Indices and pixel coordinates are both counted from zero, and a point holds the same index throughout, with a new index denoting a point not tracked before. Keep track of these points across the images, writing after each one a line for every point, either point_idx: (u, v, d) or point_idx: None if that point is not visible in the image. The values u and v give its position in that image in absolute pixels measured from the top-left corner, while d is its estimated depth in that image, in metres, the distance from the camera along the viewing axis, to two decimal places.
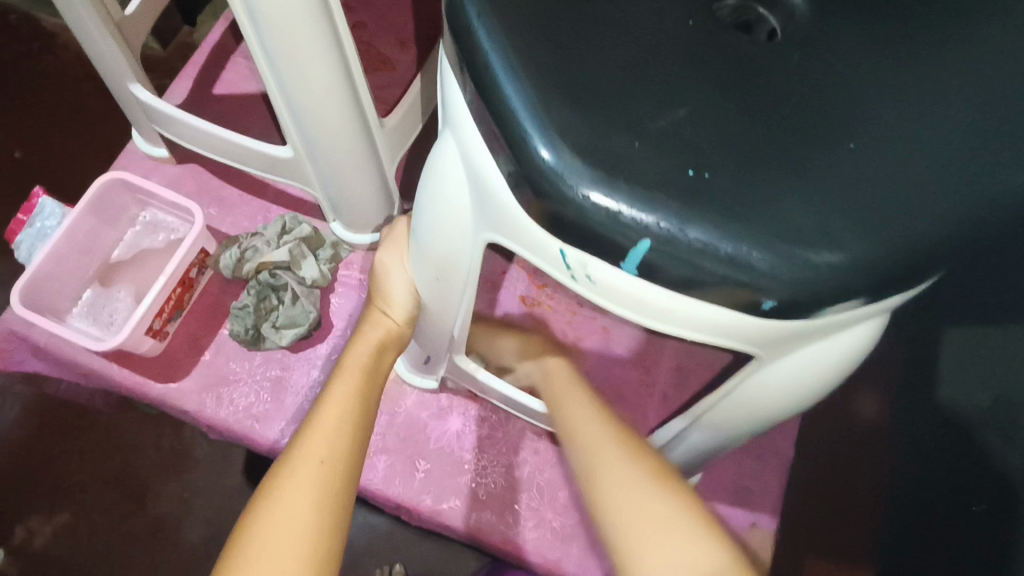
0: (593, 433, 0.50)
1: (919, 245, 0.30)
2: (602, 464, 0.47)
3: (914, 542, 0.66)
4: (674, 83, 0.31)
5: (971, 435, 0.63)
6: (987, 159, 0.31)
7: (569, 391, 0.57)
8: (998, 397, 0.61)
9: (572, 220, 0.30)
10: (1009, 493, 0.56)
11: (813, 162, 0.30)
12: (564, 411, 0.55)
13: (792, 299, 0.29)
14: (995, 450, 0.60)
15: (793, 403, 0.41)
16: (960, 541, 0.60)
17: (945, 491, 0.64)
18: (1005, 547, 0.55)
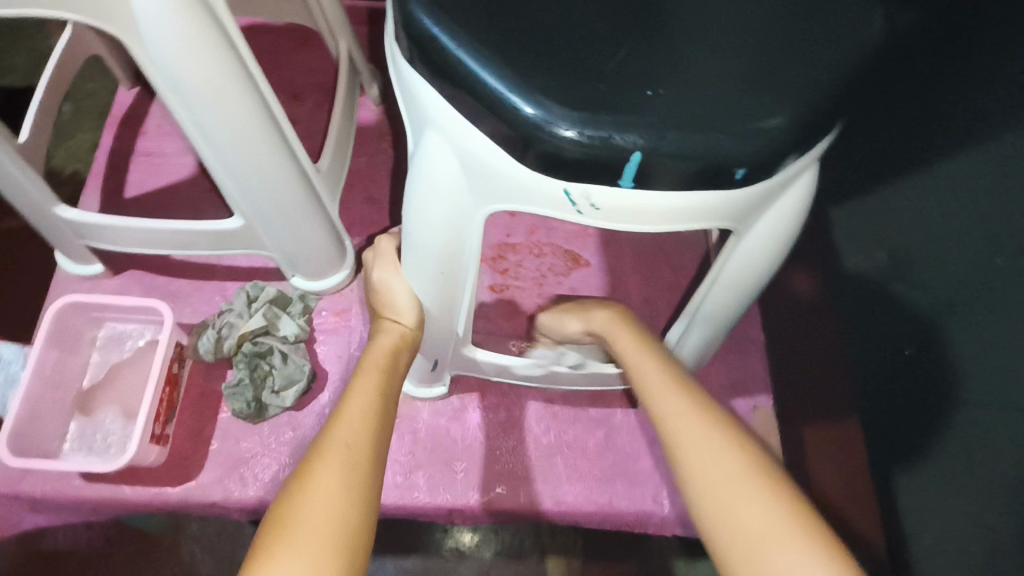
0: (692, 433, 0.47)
1: (833, 94, 0.38)
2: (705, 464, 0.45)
3: (872, 386, 0.77)
4: (609, 32, 0.38)
5: (881, 288, 0.77)
6: (855, 15, 0.40)
7: (666, 391, 0.51)
8: (893, 251, 0.75)
9: (572, 157, 0.37)
10: (926, 326, 0.69)
11: (733, 58, 0.38)
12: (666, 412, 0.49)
13: (756, 164, 0.37)
14: (903, 294, 0.73)
15: (768, 267, 0.49)
16: (906, 375, 0.72)
17: (880, 336, 0.76)
18: (938, 368, 0.67)
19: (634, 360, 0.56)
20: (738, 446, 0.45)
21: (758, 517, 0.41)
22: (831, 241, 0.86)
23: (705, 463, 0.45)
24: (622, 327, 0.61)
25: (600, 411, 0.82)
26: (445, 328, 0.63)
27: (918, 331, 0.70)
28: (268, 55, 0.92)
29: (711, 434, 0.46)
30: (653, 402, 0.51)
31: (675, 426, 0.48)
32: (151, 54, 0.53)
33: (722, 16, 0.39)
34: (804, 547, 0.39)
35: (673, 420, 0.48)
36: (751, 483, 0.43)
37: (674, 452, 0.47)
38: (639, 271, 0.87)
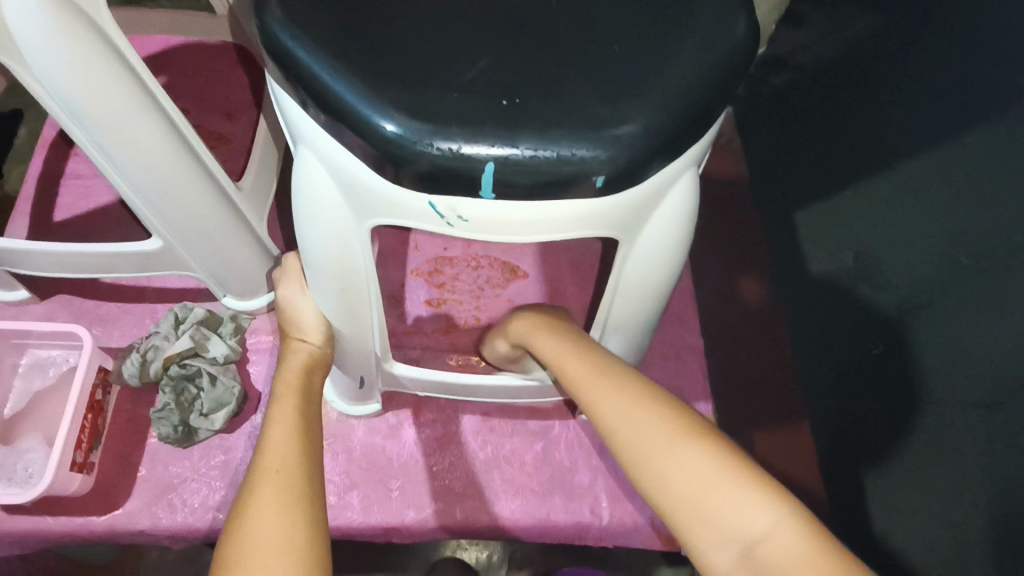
0: (612, 406, 0.45)
1: (693, 98, 0.38)
2: (631, 433, 0.43)
3: (841, 393, 0.76)
4: (468, 45, 0.38)
5: (844, 289, 0.75)
6: (717, 20, 0.40)
7: (584, 373, 0.50)
8: (857, 254, 0.74)
9: (428, 170, 0.36)
10: (892, 326, 0.67)
11: (589, 68, 0.38)
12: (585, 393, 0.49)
13: (615, 172, 0.37)
14: (868, 296, 0.71)
15: (663, 275, 0.49)
16: (872, 379, 0.70)
17: (845, 340, 0.75)
18: (910, 371, 0.65)
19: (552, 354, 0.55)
20: (661, 406, 0.44)
21: (692, 470, 0.39)
22: (795, 245, 0.87)
23: (629, 432, 0.43)
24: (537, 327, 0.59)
25: (538, 423, 0.81)
26: (359, 346, 0.62)
27: (886, 333, 0.68)
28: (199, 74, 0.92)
29: (632, 403, 0.45)
30: (581, 388, 0.50)
31: (598, 401, 0.47)
32: (42, 80, 0.52)
33: (586, 25, 0.39)
34: (744, 493, 0.38)
35: (600, 402, 0.47)
36: (678, 439, 0.41)
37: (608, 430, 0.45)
38: (576, 280, 0.87)
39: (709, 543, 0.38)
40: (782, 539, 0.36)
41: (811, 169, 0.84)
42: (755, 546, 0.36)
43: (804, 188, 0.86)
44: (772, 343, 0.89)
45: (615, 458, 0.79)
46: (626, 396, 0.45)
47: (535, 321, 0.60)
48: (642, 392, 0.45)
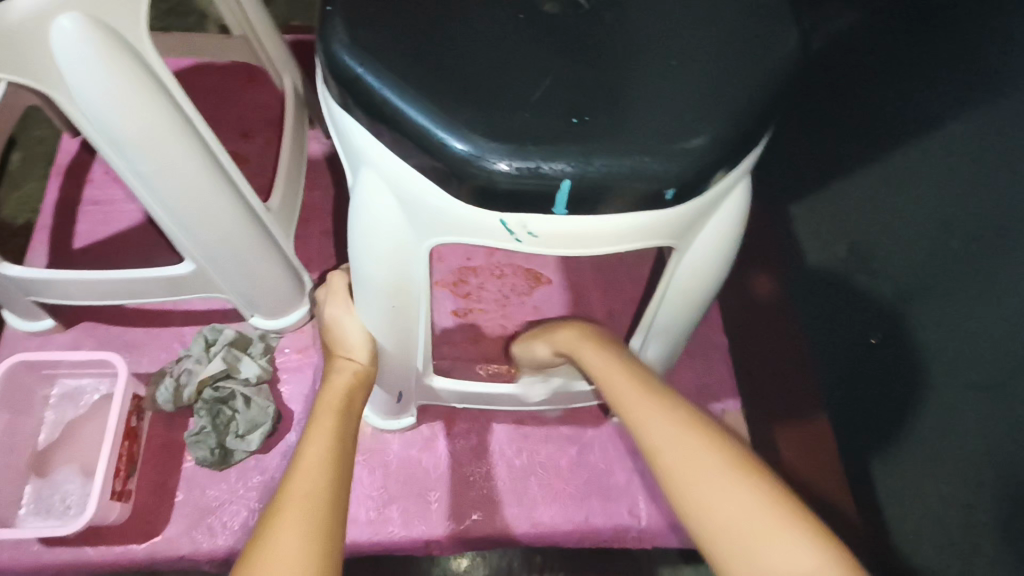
0: (661, 435, 0.46)
1: (754, 108, 0.39)
2: (686, 463, 0.43)
3: (854, 383, 0.73)
4: (532, 64, 0.39)
5: (848, 281, 0.74)
6: (768, 32, 0.41)
7: (633, 397, 0.50)
8: (853, 246, 0.73)
9: (503, 188, 0.37)
10: (897, 318, 0.66)
11: (652, 83, 0.39)
12: (632, 417, 0.49)
13: (684, 183, 0.38)
14: (868, 288, 0.71)
15: (714, 279, 0.50)
16: (883, 368, 0.68)
17: (851, 328, 0.73)
18: (921, 359, 0.63)
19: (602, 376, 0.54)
20: (718, 445, 0.44)
21: (746, 514, 0.40)
22: (793, 238, 0.86)
23: (683, 463, 0.43)
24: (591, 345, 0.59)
25: (571, 428, 0.82)
26: (404, 361, 0.62)
27: (887, 326, 0.67)
28: (213, 95, 0.92)
29: (689, 437, 0.44)
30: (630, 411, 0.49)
31: (645, 428, 0.47)
32: (83, 107, 0.52)
33: (642, 41, 0.40)
34: (798, 541, 0.38)
35: (650, 430, 0.46)
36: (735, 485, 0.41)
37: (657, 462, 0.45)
38: (599, 285, 0.88)
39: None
40: None
41: (806, 162, 0.83)
42: None
43: (798, 181, 0.85)
44: (780, 337, 0.86)
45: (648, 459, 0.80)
46: (677, 426, 0.46)
47: (584, 339, 0.60)
48: (694, 425, 0.46)
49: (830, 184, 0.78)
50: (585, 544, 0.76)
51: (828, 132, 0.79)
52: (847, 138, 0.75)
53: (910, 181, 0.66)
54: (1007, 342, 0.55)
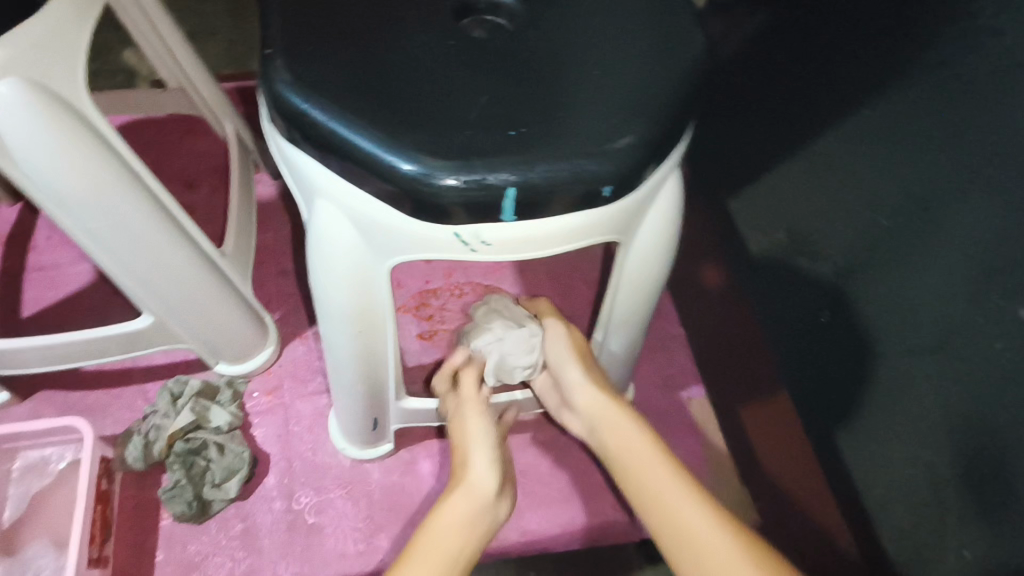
0: (644, 476, 0.50)
1: (673, 105, 0.43)
2: (662, 505, 0.48)
3: (808, 355, 0.76)
4: (467, 85, 0.42)
5: (787, 265, 0.78)
6: (676, 35, 0.45)
7: (621, 437, 0.54)
8: (789, 230, 0.77)
9: (454, 202, 0.40)
10: (840, 295, 0.70)
11: (579, 91, 0.42)
12: (621, 458, 0.53)
13: (620, 180, 0.41)
14: (808, 267, 0.75)
15: (661, 268, 0.54)
16: (837, 341, 0.71)
17: (801, 304, 0.76)
18: (863, 329, 0.67)
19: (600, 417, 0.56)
20: (705, 504, 0.47)
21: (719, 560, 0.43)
22: (732, 227, 0.89)
23: (662, 505, 0.48)
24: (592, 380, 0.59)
25: (546, 434, 0.83)
26: (377, 386, 0.64)
27: (832, 300, 0.71)
28: (153, 149, 0.92)
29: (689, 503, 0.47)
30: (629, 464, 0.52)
31: (631, 466, 0.51)
32: (28, 171, 0.52)
33: (564, 56, 0.44)
34: None
35: (649, 484, 0.49)
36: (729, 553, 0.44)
37: (658, 520, 0.48)
38: (557, 292, 0.91)
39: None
40: None
41: (739, 152, 0.87)
42: None
43: (733, 175, 0.89)
44: (735, 322, 0.90)
45: None
46: (657, 468, 0.50)
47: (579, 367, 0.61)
48: (673, 467, 0.50)
49: (761, 173, 0.82)
50: (575, 546, 0.77)
51: (755, 121, 0.83)
52: (773, 127, 0.79)
53: (832, 162, 0.71)
54: (939, 308, 0.58)
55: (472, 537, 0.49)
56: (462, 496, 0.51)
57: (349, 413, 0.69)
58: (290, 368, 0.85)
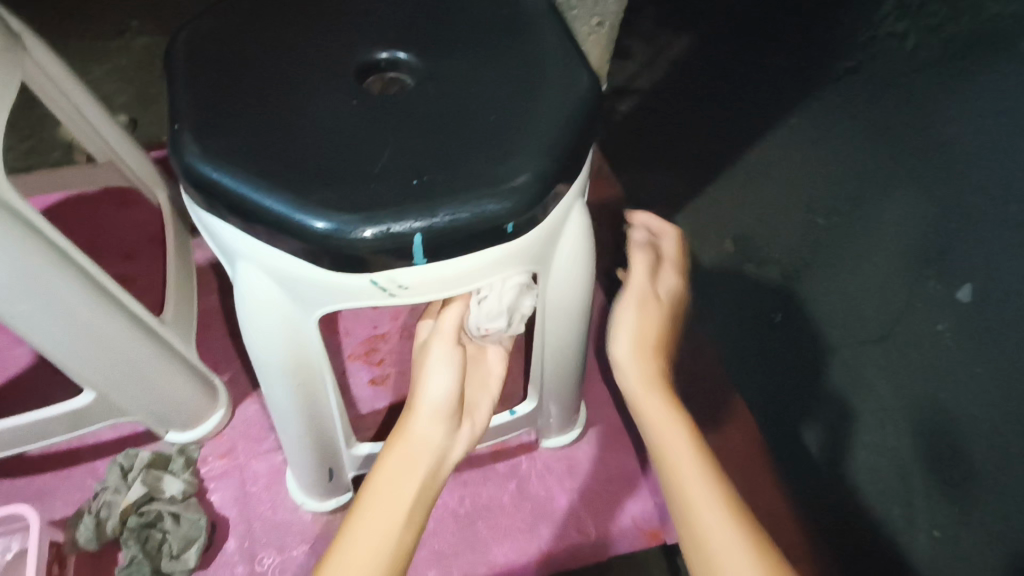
0: (691, 484, 0.49)
1: (564, 142, 0.46)
2: (707, 526, 0.47)
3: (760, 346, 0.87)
4: (369, 141, 0.44)
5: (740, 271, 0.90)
6: (563, 78, 0.49)
7: (673, 443, 0.52)
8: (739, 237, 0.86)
9: (365, 252, 0.42)
10: None
11: (476, 137, 0.45)
12: (670, 460, 0.51)
13: (521, 216, 0.44)
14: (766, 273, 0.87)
15: (581, 293, 0.56)
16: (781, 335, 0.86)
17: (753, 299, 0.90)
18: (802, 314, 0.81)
19: (641, 399, 0.55)
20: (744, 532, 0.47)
21: None
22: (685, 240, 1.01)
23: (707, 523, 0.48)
24: (644, 370, 0.56)
25: (506, 464, 0.85)
26: (325, 436, 0.64)
27: (783, 299, 0.87)
28: (88, 223, 0.92)
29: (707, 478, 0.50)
30: (665, 440, 0.52)
31: (678, 471, 0.50)
32: None
33: (461, 106, 0.47)
34: None
35: (677, 458, 0.51)
36: (729, 526, 0.47)
37: (671, 489, 0.50)
38: None
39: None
40: None
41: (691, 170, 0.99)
42: None
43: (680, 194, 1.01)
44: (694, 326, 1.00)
45: (584, 475, 0.84)
46: (707, 488, 0.49)
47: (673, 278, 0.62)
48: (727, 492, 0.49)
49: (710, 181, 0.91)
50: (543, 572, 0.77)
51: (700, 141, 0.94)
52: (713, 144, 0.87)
53: None
54: None
55: (420, 483, 0.49)
56: (410, 444, 0.51)
57: (301, 467, 0.69)
58: (244, 429, 0.85)
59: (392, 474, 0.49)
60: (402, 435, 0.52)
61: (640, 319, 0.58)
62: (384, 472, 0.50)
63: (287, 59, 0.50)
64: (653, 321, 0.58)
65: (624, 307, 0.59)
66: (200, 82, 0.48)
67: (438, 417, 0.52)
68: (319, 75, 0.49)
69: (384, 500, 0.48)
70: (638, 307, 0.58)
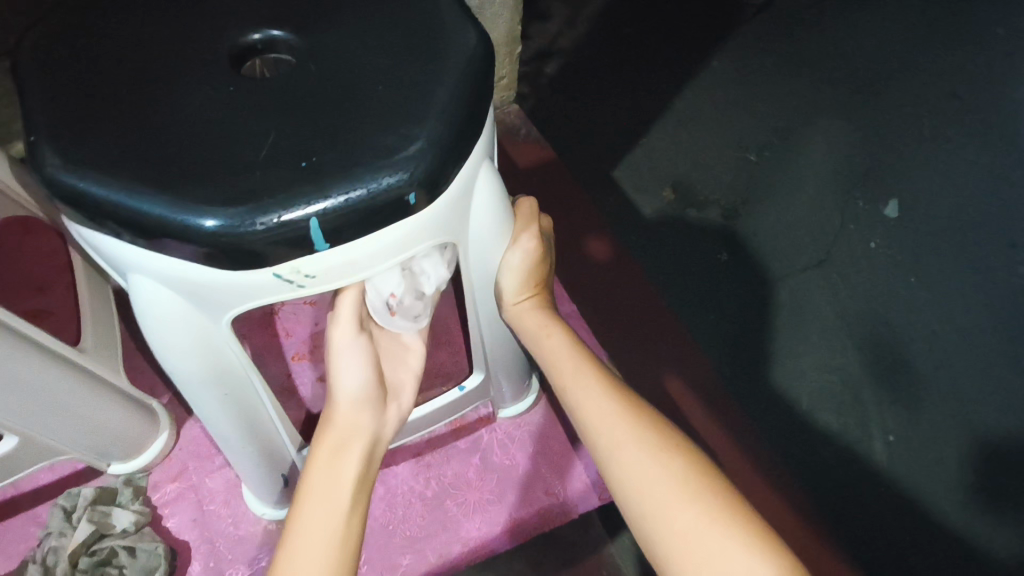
0: (582, 385, 0.53)
1: (457, 103, 0.44)
2: (600, 415, 0.51)
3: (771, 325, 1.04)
4: (250, 128, 0.42)
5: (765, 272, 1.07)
6: (450, 36, 0.47)
7: (563, 357, 0.55)
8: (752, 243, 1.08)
9: (262, 245, 0.40)
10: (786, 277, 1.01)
11: (364, 109, 0.43)
12: (562, 379, 0.54)
13: (421, 186, 0.42)
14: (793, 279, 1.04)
15: (497, 258, 0.55)
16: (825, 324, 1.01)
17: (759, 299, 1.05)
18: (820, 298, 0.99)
19: (530, 332, 0.57)
20: (638, 417, 0.50)
21: (648, 470, 0.47)
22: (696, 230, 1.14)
23: (600, 414, 0.51)
24: (530, 309, 0.58)
25: (467, 440, 0.84)
26: (268, 441, 0.62)
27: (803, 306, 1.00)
28: None
29: (589, 383, 0.53)
30: (553, 367, 0.55)
31: (567, 380, 0.54)
32: None
33: (348, 78, 0.45)
34: (690, 496, 0.45)
35: (565, 376, 0.54)
36: (621, 417, 0.50)
37: (569, 402, 0.53)
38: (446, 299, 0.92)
39: (624, 499, 0.47)
40: (704, 535, 0.44)
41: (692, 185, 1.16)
42: (676, 538, 0.44)
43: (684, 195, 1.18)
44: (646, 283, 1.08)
45: (545, 440, 0.84)
46: (599, 386, 0.52)
47: (534, 247, 0.56)
48: (618, 387, 0.53)
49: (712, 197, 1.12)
50: (518, 540, 0.78)
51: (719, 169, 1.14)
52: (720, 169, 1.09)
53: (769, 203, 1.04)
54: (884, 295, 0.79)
55: (357, 464, 0.53)
56: (339, 429, 0.55)
57: (250, 476, 0.67)
58: (191, 448, 0.82)
59: (329, 463, 0.53)
60: (326, 432, 0.55)
61: (529, 259, 0.56)
62: (320, 465, 0.53)
63: (156, 52, 0.46)
64: (538, 257, 0.57)
65: (510, 251, 0.55)
66: (58, 87, 0.44)
67: (360, 404, 0.56)
68: (191, 65, 0.46)
69: (323, 488, 0.51)
70: (526, 249, 0.56)
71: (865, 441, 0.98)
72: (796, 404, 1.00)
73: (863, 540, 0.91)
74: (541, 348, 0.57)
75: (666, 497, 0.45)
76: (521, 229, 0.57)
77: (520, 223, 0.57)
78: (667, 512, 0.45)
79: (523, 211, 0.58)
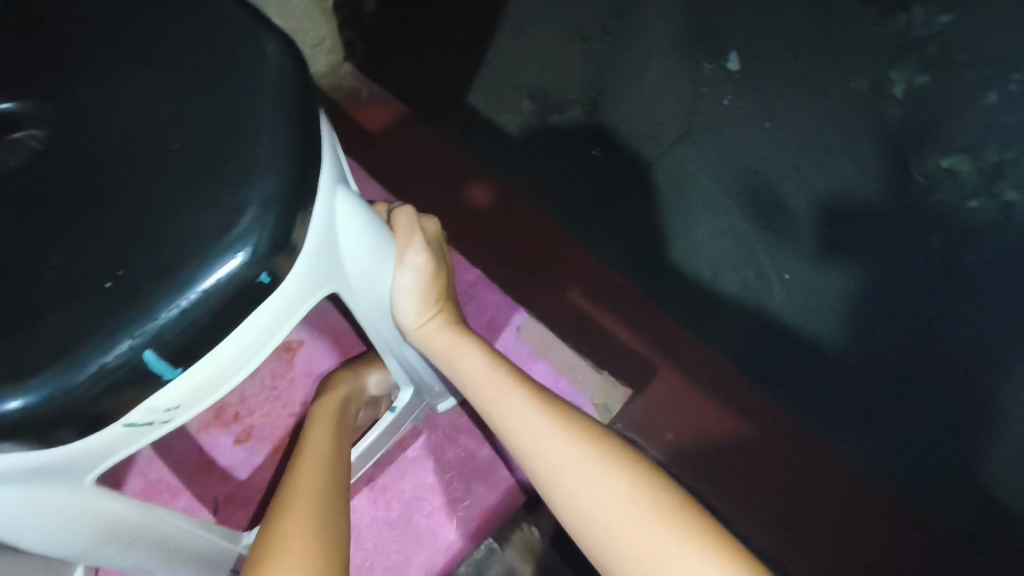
0: (514, 407, 0.50)
1: (280, 140, 0.35)
2: (540, 441, 0.48)
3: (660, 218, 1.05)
4: (25, 254, 0.32)
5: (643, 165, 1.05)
6: (242, 51, 0.37)
7: (487, 380, 0.52)
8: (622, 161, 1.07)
9: (97, 400, 0.31)
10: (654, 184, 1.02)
11: (162, 183, 0.34)
12: (494, 404, 0.51)
13: (272, 260, 0.34)
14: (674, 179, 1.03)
15: (385, 288, 0.48)
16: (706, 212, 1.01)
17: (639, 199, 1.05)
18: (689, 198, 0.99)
19: (443, 353, 0.54)
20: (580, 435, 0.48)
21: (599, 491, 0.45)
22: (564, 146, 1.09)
23: (538, 440, 0.48)
24: (439, 330, 0.54)
25: (414, 447, 0.79)
26: (210, 555, 0.55)
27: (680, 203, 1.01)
28: None
29: (519, 403, 0.50)
30: (475, 388, 0.52)
31: (495, 401, 0.51)
32: None
33: (129, 146, 0.35)
34: (646, 513, 0.43)
35: (495, 398, 0.51)
36: (561, 438, 0.47)
37: (504, 427, 0.50)
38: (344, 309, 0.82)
39: (578, 526, 0.45)
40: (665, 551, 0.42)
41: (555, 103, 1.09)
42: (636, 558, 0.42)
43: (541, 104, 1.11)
44: (531, 212, 1.06)
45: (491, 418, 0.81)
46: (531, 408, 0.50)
47: (424, 262, 0.51)
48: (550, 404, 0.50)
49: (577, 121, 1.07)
50: (496, 527, 0.76)
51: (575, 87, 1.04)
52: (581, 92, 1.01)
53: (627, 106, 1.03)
54: None
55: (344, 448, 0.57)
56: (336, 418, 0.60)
57: None
58: None
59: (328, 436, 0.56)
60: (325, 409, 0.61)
61: (422, 276, 0.51)
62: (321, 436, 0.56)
63: None
64: (430, 271, 0.52)
65: (400, 274, 0.49)
66: None
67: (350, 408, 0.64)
68: None
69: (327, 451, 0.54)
70: (416, 266, 0.50)
71: (766, 289, 1.01)
72: (696, 276, 1.02)
73: (788, 379, 0.96)
74: (459, 369, 0.53)
75: (620, 512, 0.43)
76: (404, 245, 0.50)
77: (403, 238, 0.50)
78: (625, 529, 0.43)
79: (404, 223, 0.52)
